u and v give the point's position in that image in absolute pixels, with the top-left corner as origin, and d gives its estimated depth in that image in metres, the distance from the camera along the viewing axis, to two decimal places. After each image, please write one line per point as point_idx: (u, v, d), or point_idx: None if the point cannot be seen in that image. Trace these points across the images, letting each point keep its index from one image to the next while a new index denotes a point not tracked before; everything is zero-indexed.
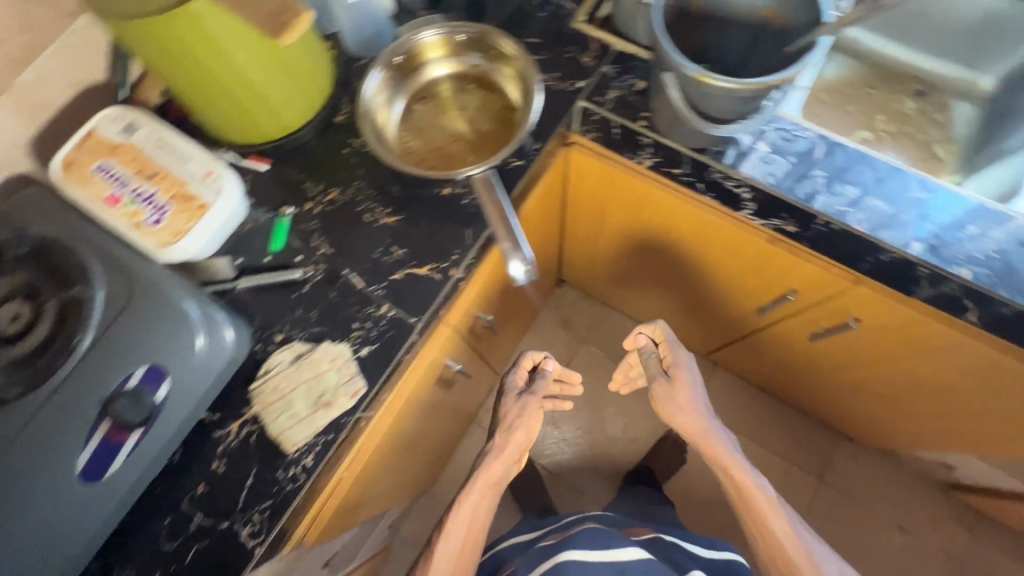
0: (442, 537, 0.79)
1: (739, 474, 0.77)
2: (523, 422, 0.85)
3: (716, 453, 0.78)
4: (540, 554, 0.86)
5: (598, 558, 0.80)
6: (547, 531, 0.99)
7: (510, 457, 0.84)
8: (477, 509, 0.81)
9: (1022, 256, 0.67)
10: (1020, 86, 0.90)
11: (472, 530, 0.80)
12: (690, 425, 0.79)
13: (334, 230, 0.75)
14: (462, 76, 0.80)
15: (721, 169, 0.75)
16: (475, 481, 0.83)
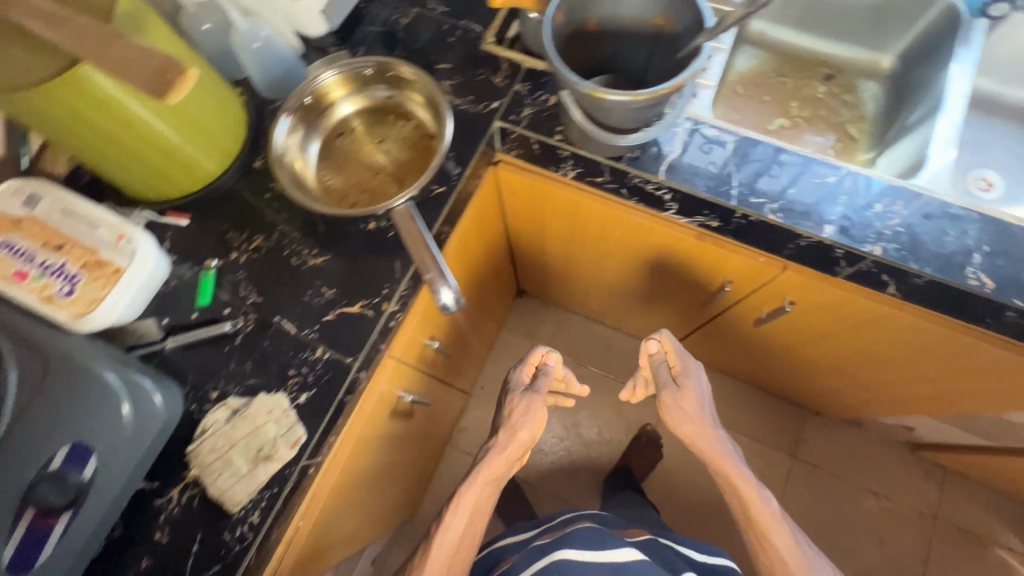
0: (440, 533, 0.80)
1: (743, 482, 0.80)
2: (525, 420, 0.85)
3: (721, 462, 0.81)
4: (534, 552, 0.87)
5: (591, 559, 0.82)
6: (540, 527, 0.99)
7: (511, 455, 0.85)
8: (476, 505, 0.83)
9: (930, 229, 0.68)
10: (916, 63, 0.95)
11: (472, 522, 0.82)
12: (699, 433, 0.81)
13: (261, 278, 0.74)
14: (373, 109, 0.80)
15: (639, 174, 0.75)
16: (476, 477, 0.84)
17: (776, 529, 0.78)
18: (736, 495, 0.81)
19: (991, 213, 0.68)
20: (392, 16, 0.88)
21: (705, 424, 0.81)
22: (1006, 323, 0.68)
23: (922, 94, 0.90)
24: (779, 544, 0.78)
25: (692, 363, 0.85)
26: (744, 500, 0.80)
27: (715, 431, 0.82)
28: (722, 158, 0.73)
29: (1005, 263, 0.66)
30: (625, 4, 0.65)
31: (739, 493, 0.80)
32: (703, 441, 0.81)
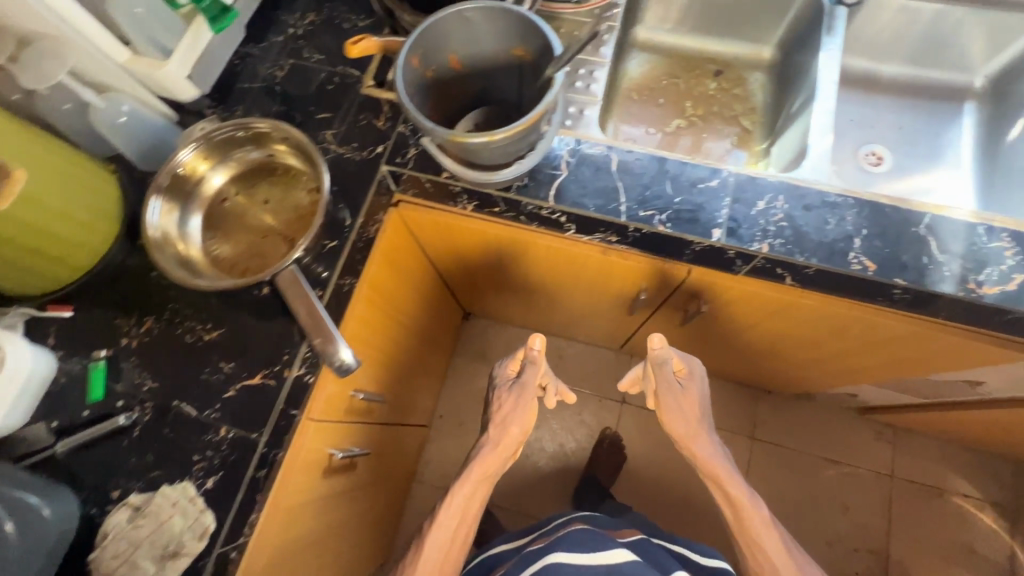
0: (432, 530, 0.80)
1: (735, 486, 0.78)
2: (514, 416, 0.83)
3: (712, 466, 0.79)
4: (529, 556, 0.85)
5: (587, 562, 0.80)
6: (533, 533, 0.98)
7: (505, 450, 0.83)
8: (467, 504, 0.82)
9: (813, 219, 0.70)
10: (793, 51, 0.98)
11: (463, 521, 0.81)
12: (694, 436, 0.80)
13: (156, 361, 0.71)
14: (250, 169, 0.77)
15: (530, 202, 0.74)
16: (469, 475, 0.82)
17: (764, 533, 0.76)
18: (726, 500, 0.79)
19: (865, 198, 0.70)
20: (268, 70, 0.86)
21: (699, 427, 0.80)
22: (896, 299, 0.70)
23: (800, 82, 0.93)
24: (768, 548, 0.76)
25: (696, 364, 0.83)
26: (733, 504, 0.78)
27: (708, 435, 0.80)
28: (608, 175, 0.74)
29: (883, 243, 0.68)
30: (481, 40, 0.65)
31: (729, 497, 0.79)
32: (698, 444, 0.80)
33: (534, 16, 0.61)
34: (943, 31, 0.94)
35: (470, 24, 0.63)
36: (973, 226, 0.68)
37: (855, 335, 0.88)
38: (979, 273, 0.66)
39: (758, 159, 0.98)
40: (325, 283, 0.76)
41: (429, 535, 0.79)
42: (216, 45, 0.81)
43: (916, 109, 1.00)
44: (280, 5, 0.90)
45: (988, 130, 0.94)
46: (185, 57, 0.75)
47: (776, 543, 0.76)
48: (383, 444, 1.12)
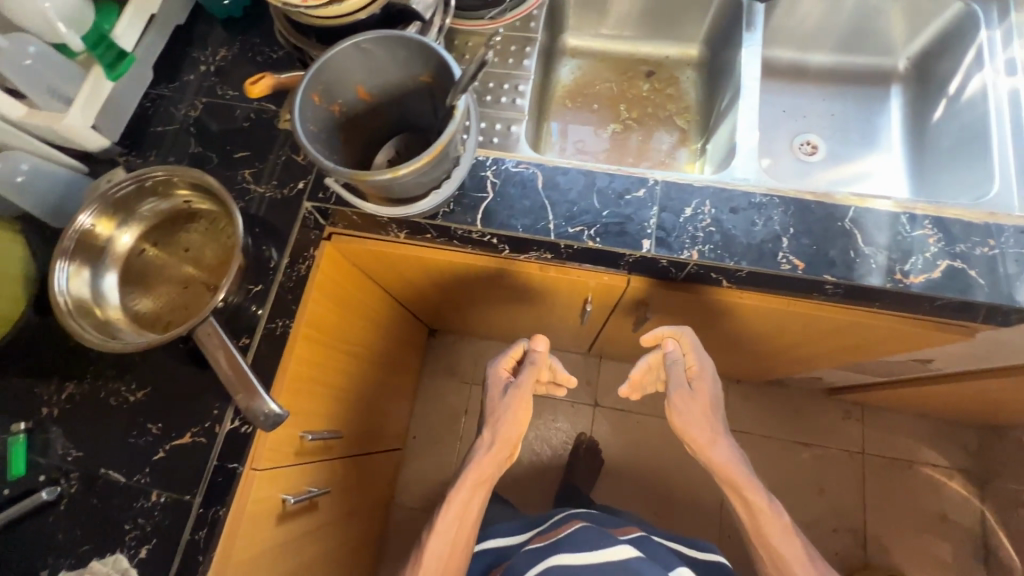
0: (433, 535, 0.75)
1: (754, 493, 0.71)
2: (505, 418, 0.77)
3: (729, 473, 0.72)
4: (533, 553, 0.86)
5: (585, 560, 0.80)
6: (539, 528, 0.98)
7: (499, 457, 0.77)
8: (466, 509, 0.77)
9: (740, 222, 0.69)
10: (718, 48, 0.98)
11: (462, 529, 0.76)
12: (709, 441, 0.72)
13: (79, 429, 0.68)
14: (165, 218, 0.74)
15: (459, 228, 0.72)
16: (464, 482, 0.77)
17: (783, 541, 0.71)
18: (742, 506, 0.73)
19: (789, 195, 0.70)
20: (181, 111, 0.83)
21: (714, 430, 0.73)
22: (830, 293, 0.70)
23: (727, 79, 0.92)
24: (789, 557, 0.70)
25: (709, 363, 0.77)
26: (751, 512, 0.72)
27: (725, 438, 0.73)
28: (534, 193, 0.73)
29: (811, 240, 0.68)
30: (384, 69, 0.63)
31: (747, 504, 0.72)
32: (714, 450, 0.72)
33: (433, 42, 0.59)
34: (863, 18, 0.95)
35: (369, 55, 0.61)
36: (896, 215, 0.68)
37: (803, 329, 0.87)
38: (905, 263, 0.66)
39: (695, 158, 0.99)
40: (253, 329, 0.74)
41: (429, 544, 0.75)
42: (120, 91, 0.79)
43: (845, 96, 1.00)
44: (189, 42, 0.87)
45: (914, 112, 0.95)
46: (86, 106, 0.72)
47: (796, 551, 0.70)
48: (347, 477, 1.10)
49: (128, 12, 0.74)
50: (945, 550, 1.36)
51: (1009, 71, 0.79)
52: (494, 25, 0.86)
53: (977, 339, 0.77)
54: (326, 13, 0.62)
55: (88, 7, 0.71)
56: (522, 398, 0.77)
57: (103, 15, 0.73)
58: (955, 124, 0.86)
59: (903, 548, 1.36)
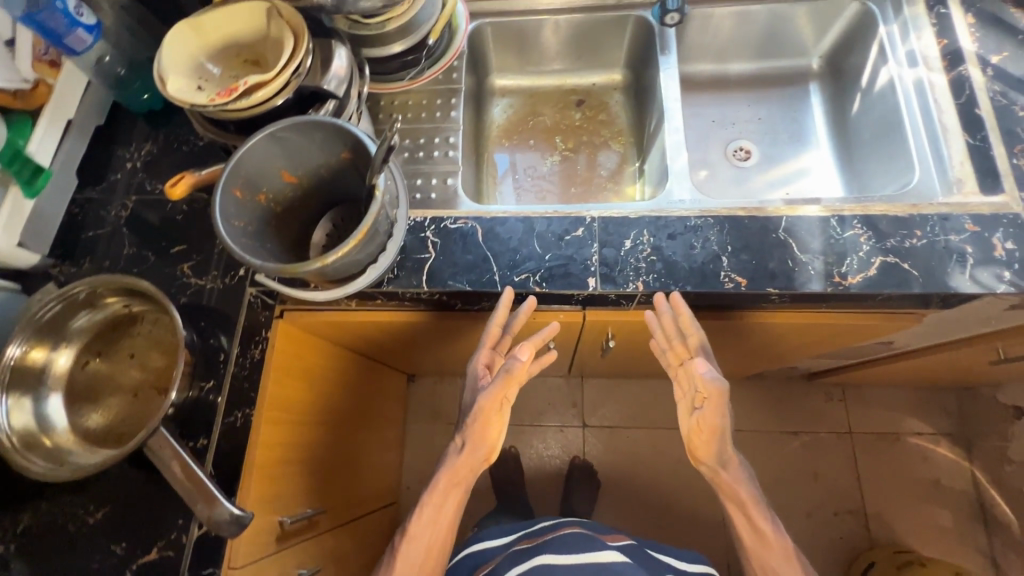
0: (405, 541, 0.77)
1: (758, 512, 0.71)
2: (475, 432, 0.74)
3: (735, 491, 0.72)
4: (517, 556, 0.92)
5: (568, 561, 0.87)
6: (526, 529, 1.03)
7: (475, 457, 0.76)
8: (438, 512, 0.77)
9: (679, 247, 0.70)
10: (641, 70, 1.00)
11: (436, 536, 0.77)
12: (722, 463, 0.70)
13: (37, 563, 0.65)
14: (103, 328, 0.72)
15: (406, 292, 0.72)
16: (437, 484, 0.77)
17: (779, 558, 0.71)
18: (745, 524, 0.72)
19: (722, 215, 0.71)
20: (111, 213, 0.82)
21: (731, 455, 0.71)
22: (777, 303, 0.71)
23: (651, 102, 0.95)
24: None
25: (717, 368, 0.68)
26: (757, 533, 0.72)
27: (737, 461, 0.71)
28: (476, 246, 0.73)
29: (749, 255, 0.69)
30: (304, 152, 0.63)
31: (751, 521, 0.72)
32: (725, 470, 0.71)
33: (346, 122, 0.60)
34: (772, 26, 0.98)
35: (284, 143, 0.61)
36: (826, 219, 0.70)
37: (766, 336, 0.87)
38: (842, 265, 0.68)
39: (635, 179, 1.00)
40: (211, 428, 0.72)
41: (403, 552, 0.76)
42: (44, 204, 0.77)
43: (769, 99, 1.04)
44: (114, 141, 0.86)
45: (835, 107, 0.99)
46: (9, 223, 0.72)
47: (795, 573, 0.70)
48: (339, 548, 1.07)
49: (41, 123, 0.75)
50: (943, 516, 1.37)
51: (911, 63, 0.82)
52: (409, 85, 0.84)
53: (926, 322, 0.79)
54: (235, 107, 0.62)
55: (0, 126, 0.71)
56: (485, 413, 0.71)
57: (16, 130, 0.73)
58: (872, 117, 0.89)
59: (902, 521, 1.38)
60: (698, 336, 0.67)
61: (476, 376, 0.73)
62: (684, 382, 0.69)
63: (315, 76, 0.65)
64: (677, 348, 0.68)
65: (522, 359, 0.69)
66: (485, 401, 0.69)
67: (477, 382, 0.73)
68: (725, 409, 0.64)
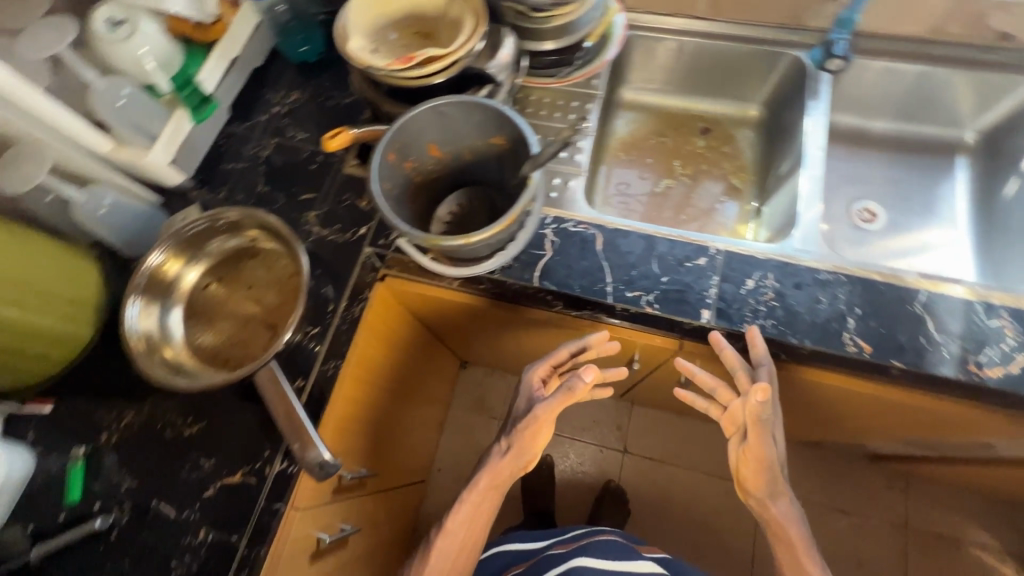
0: (441, 536, 0.78)
1: (807, 553, 0.68)
2: (523, 441, 0.75)
3: (784, 529, 0.69)
4: (552, 558, 0.91)
5: (607, 567, 0.87)
6: (558, 535, 1.00)
7: (515, 464, 0.77)
8: (475, 512, 0.78)
9: (803, 299, 0.68)
10: (781, 111, 0.97)
11: (471, 532, 0.78)
12: (773, 495, 0.69)
13: (133, 459, 0.70)
14: (226, 260, 0.76)
15: (516, 284, 0.72)
16: (477, 483, 0.78)
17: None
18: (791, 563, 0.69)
19: (856, 274, 0.69)
20: (252, 150, 0.87)
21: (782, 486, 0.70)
22: (895, 378, 0.68)
23: (787, 144, 0.92)
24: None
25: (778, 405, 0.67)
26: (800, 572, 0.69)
27: (788, 496, 0.70)
28: (594, 253, 0.73)
29: (878, 322, 0.66)
30: (458, 129, 0.65)
31: (798, 565, 0.69)
32: (774, 503, 0.70)
33: (509, 110, 0.61)
34: (932, 90, 0.92)
35: (444, 119, 0.63)
36: (970, 303, 0.66)
37: (863, 409, 0.82)
38: (980, 354, 0.64)
39: (749, 219, 0.97)
40: (309, 370, 0.74)
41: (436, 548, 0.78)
42: (199, 130, 0.83)
43: (908, 164, 0.99)
44: (266, 83, 0.91)
45: (982, 188, 0.94)
46: (168, 142, 0.77)
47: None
48: (375, 513, 1.09)
49: (213, 57, 0.80)
50: None
51: None
52: (557, 83, 0.86)
53: None
54: (408, 74, 0.64)
55: (179, 53, 0.76)
56: (538, 421, 0.72)
57: (191, 60, 0.79)
58: None
59: None
60: (768, 370, 0.66)
61: (531, 392, 0.77)
62: (736, 418, 0.68)
63: (482, 58, 0.67)
64: (740, 379, 0.65)
65: (585, 381, 0.67)
66: (540, 411, 0.71)
67: (534, 396, 0.77)
68: (770, 441, 0.65)
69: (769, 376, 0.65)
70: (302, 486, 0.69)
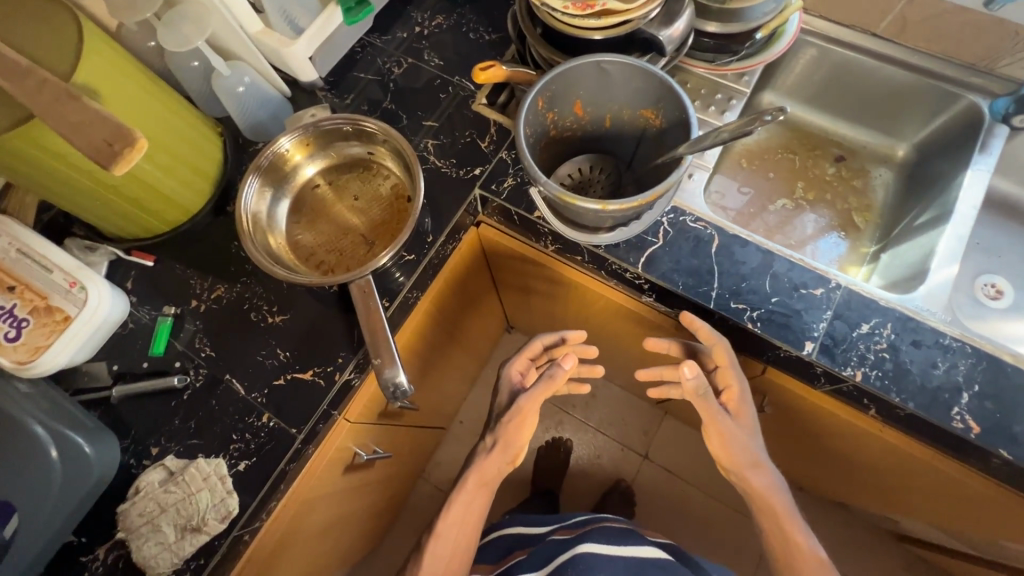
0: (433, 540, 0.72)
1: (789, 521, 0.66)
2: (509, 429, 0.71)
3: (768, 501, 0.66)
4: (554, 546, 0.82)
5: (614, 555, 0.77)
6: (562, 521, 0.93)
7: (500, 458, 0.73)
8: (466, 512, 0.73)
9: (918, 359, 0.63)
10: (934, 156, 0.89)
11: (464, 531, 0.73)
12: (749, 466, 0.66)
13: (216, 332, 0.73)
14: (338, 167, 0.77)
15: (618, 264, 0.70)
16: (465, 483, 0.73)
17: None
18: (777, 537, 0.66)
19: (985, 349, 0.63)
20: (385, 64, 0.86)
21: (759, 456, 0.67)
22: (993, 467, 0.63)
23: (933, 194, 0.85)
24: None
25: (741, 382, 0.67)
26: (787, 544, 0.65)
27: (766, 467, 0.67)
28: (707, 253, 0.70)
29: (995, 406, 0.61)
30: (614, 92, 0.64)
31: (785, 536, 0.65)
32: (753, 476, 0.67)
33: (674, 81, 0.59)
34: None
35: (603, 77, 0.61)
36: None
37: (921, 489, 0.79)
38: None
39: (862, 262, 0.91)
40: (395, 293, 0.74)
41: (429, 552, 0.71)
42: (343, 31, 0.82)
43: None
44: (411, 1, 0.89)
45: None
46: (312, 38, 0.76)
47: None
48: (403, 447, 1.07)
49: None
50: None
51: None
52: (710, 71, 0.80)
53: None
54: (578, 23, 0.61)
55: None
56: (523, 413, 0.70)
57: None
58: None
59: None
60: (719, 346, 0.65)
61: (513, 386, 0.76)
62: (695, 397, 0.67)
63: (653, 24, 0.63)
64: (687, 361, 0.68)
65: (564, 368, 0.67)
66: (523, 401, 0.69)
67: (517, 389, 0.75)
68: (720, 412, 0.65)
69: (719, 353, 0.65)
70: (363, 394, 0.72)
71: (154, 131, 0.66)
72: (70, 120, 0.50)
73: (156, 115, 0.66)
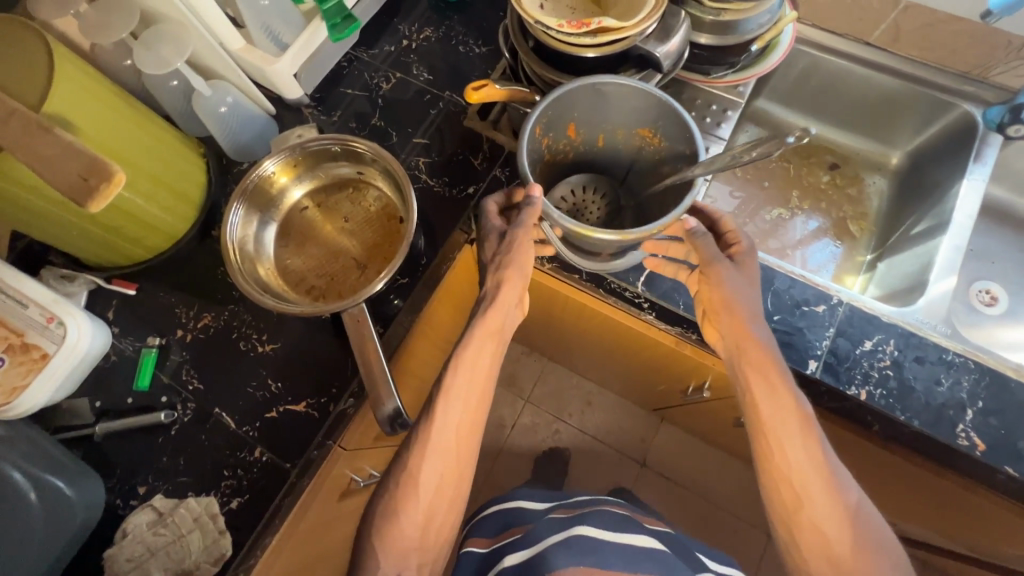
0: (443, 397, 0.58)
1: (781, 376, 0.58)
2: (513, 258, 0.60)
3: (762, 353, 0.58)
4: (552, 523, 0.75)
5: (610, 540, 0.71)
6: (562, 500, 0.86)
7: (509, 301, 0.61)
8: (474, 365, 0.59)
9: (921, 376, 0.63)
10: (928, 163, 0.88)
11: (477, 396, 0.59)
12: (749, 315, 0.59)
13: (204, 362, 0.70)
14: (325, 187, 0.74)
15: (618, 282, 0.70)
16: (469, 332, 0.59)
17: (802, 431, 0.56)
18: (763, 391, 0.57)
19: (987, 364, 0.63)
20: (372, 79, 0.83)
21: (756, 309, 0.60)
22: (999, 485, 0.63)
23: (928, 202, 0.85)
24: (801, 450, 0.55)
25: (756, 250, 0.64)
26: (777, 397, 0.57)
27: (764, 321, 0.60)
28: None
29: (999, 422, 0.61)
30: (613, 111, 0.62)
31: (773, 391, 0.57)
32: (752, 328, 0.59)
33: (670, 100, 0.57)
34: None
35: (599, 95, 0.60)
36: None
37: (924, 501, 0.78)
38: None
39: (858, 271, 0.91)
40: (390, 318, 0.72)
41: (441, 411, 0.57)
42: (326, 47, 0.78)
43: None
44: (398, 13, 0.87)
45: None
46: (296, 55, 0.73)
47: (813, 451, 0.55)
48: None
49: None
50: None
51: None
52: (706, 83, 0.79)
53: None
54: (574, 40, 0.59)
55: None
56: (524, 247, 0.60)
57: None
58: None
59: None
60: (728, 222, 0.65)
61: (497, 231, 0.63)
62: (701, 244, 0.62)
63: (650, 40, 0.61)
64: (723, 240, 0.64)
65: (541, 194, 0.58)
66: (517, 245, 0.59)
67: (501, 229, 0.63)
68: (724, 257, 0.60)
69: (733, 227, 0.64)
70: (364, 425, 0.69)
71: (128, 155, 0.62)
72: (41, 156, 0.47)
73: (132, 138, 0.63)
